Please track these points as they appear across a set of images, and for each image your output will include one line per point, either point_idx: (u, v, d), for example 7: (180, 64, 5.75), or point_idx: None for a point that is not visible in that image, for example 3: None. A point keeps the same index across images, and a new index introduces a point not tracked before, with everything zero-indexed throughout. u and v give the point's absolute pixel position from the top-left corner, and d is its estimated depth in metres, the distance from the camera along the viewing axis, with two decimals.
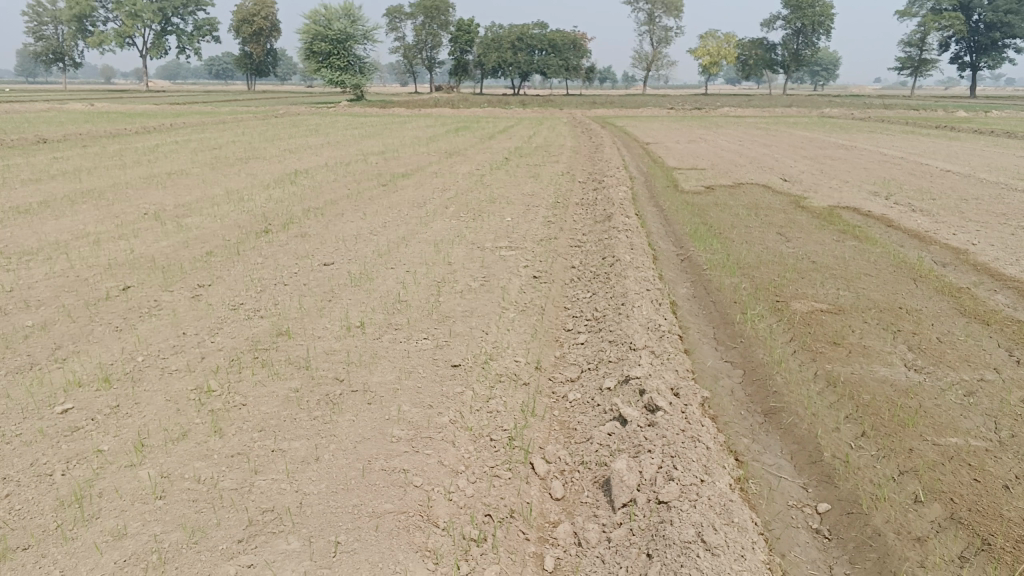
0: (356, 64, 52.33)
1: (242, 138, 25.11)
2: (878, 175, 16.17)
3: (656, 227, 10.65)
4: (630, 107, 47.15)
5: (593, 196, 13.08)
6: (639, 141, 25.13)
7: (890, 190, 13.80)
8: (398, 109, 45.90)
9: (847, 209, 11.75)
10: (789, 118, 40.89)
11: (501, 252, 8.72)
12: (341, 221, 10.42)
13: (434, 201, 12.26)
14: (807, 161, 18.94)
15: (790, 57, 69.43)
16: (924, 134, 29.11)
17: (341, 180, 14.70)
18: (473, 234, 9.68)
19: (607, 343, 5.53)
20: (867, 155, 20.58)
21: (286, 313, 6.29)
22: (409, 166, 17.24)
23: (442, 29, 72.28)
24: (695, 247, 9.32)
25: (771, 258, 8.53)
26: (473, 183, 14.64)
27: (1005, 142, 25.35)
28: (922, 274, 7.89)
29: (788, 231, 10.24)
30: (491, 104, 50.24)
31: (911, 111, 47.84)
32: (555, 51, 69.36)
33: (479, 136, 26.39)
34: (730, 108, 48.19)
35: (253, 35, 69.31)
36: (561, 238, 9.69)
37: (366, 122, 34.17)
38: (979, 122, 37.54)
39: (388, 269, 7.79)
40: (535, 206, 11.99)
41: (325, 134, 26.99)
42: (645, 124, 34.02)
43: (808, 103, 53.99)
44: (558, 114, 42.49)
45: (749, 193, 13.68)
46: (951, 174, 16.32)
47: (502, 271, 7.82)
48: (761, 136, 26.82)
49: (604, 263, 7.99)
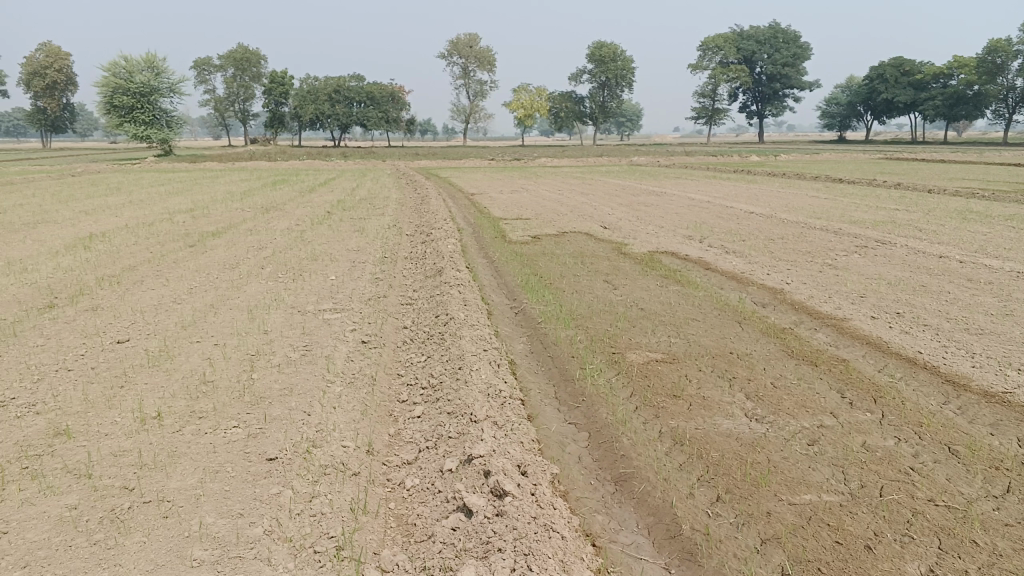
0: (162, 119, 49.57)
1: (30, 199, 22.82)
2: (691, 218, 16.87)
3: (486, 279, 10.38)
4: (452, 158, 47.64)
5: (420, 249, 12.68)
6: (464, 192, 25.16)
7: (705, 232, 14.38)
8: (211, 164, 43.85)
9: (668, 253, 12.04)
10: (604, 165, 42.74)
11: (324, 315, 8.08)
12: (141, 290, 9.37)
13: (248, 263, 11.38)
14: (624, 207, 19.54)
15: (599, 108, 73.11)
16: (725, 178, 31.11)
17: (143, 242, 13.45)
18: (292, 297, 8.97)
19: (445, 415, 5.06)
20: (678, 199, 21.57)
21: (67, 406, 5.34)
22: (221, 224, 16.13)
23: (255, 82, 70.26)
24: (527, 299, 9.09)
25: (603, 307, 8.43)
26: (293, 239, 13.86)
27: (797, 183, 27.58)
28: (747, 316, 8.03)
29: (615, 278, 10.28)
30: (311, 157, 49.11)
31: (710, 157, 51.40)
32: (373, 104, 69.16)
33: (298, 189, 25.47)
34: (548, 157, 49.74)
35: (44, 89, 64.25)
36: (389, 296, 9.18)
37: (175, 178, 32.24)
38: (771, 165, 40.87)
39: (195, 344, 6.96)
40: (359, 263, 11.40)
41: (128, 193, 25.03)
42: (467, 175, 34.24)
43: (619, 152, 56.86)
44: (380, 166, 42.02)
45: (574, 241, 13.78)
46: (755, 215, 17.31)
47: (326, 337, 7.19)
48: (580, 184, 27.67)
49: (436, 323, 7.56)
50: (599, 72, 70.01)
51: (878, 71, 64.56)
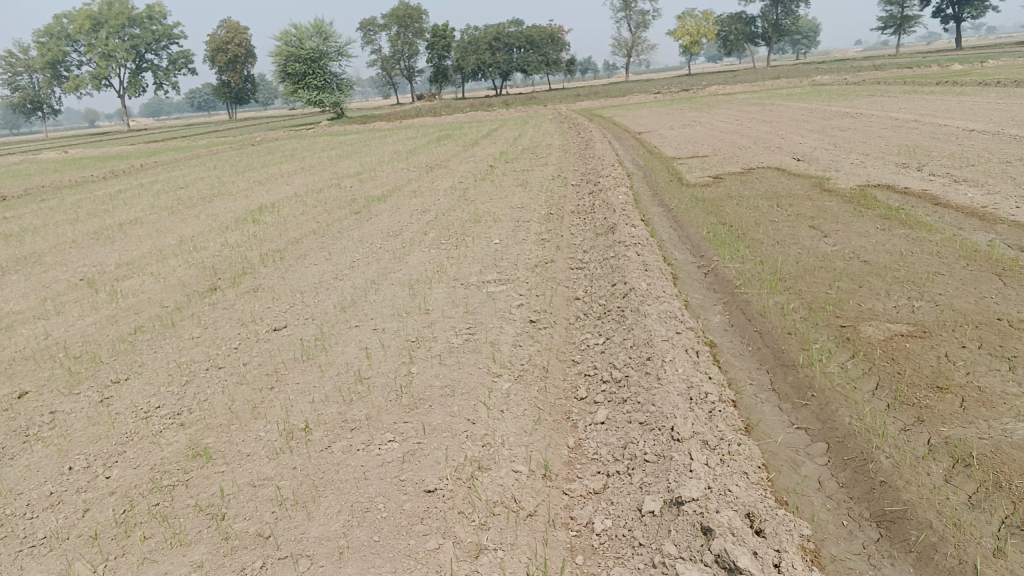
0: (332, 82, 50.89)
1: (213, 172, 23.73)
2: (898, 142, 14.72)
3: (667, 233, 9.18)
4: (616, 96, 45.81)
5: (589, 202, 11.64)
6: (631, 132, 23.70)
7: (920, 159, 12.35)
8: (379, 123, 44.59)
9: (880, 187, 10.30)
10: (781, 90, 39.49)
11: (488, 288, 7.24)
12: (304, 266, 8.95)
13: (411, 229, 10.78)
14: (816, 135, 17.48)
15: (770, 28, 68.09)
16: (927, 92, 27.64)
17: (310, 212, 13.24)
18: (455, 267, 8.21)
19: (635, 425, 4.03)
20: (877, 121, 19.14)
21: (211, 418, 4.79)
22: (386, 186, 15.79)
23: (417, 38, 70.94)
24: (718, 256, 7.83)
25: (814, 263, 7.05)
26: (456, 199, 13.22)
27: (1018, 91, 23.90)
28: (1005, 265, 6.43)
29: (822, 223, 8.77)
30: (473, 108, 48.86)
31: (904, 70, 46.53)
32: (532, 47, 68.00)
33: (462, 143, 25.03)
34: (718, 86, 46.82)
35: (227, 64, 67.96)
36: (559, 262, 8.21)
37: (345, 140, 32.82)
38: (979, 73, 36.08)
39: (352, 329, 6.32)
40: (525, 222, 10.52)
41: (300, 159, 25.53)
42: (634, 113, 32.52)
43: (796, 73, 52.65)
44: (542, 111, 41.03)
45: (764, 179, 12.22)
46: (979, 133, 14.85)
47: (489, 317, 6.32)
48: (758, 113, 25.43)
49: (614, 293, 6.50)
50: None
51: None
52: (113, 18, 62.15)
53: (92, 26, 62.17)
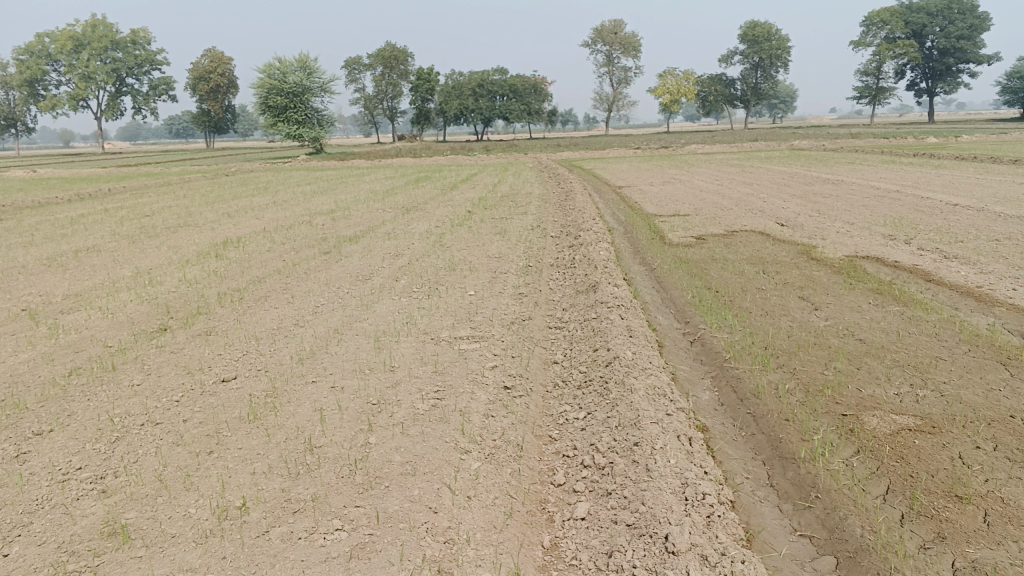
0: (313, 117, 50.57)
1: (183, 201, 23.10)
2: (882, 213, 14.56)
3: (650, 295, 8.76)
4: (597, 149, 45.97)
5: (569, 256, 11.24)
6: (612, 185, 23.54)
7: (905, 232, 12.15)
8: (358, 161, 44.27)
9: (869, 259, 10.01)
10: (761, 152, 39.85)
11: (459, 345, 6.72)
12: (263, 310, 8.38)
13: (382, 273, 10.28)
14: (798, 200, 17.32)
15: (749, 92, 69.31)
16: (904, 163, 27.91)
17: (278, 249, 12.68)
18: (425, 320, 7.69)
19: (622, 528, 3.52)
20: (858, 190, 19.08)
21: (137, 486, 4.19)
22: (359, 227, 15.29)
23: (401, 79, 71.20)
24: (705, 324, 7.42)
25: (807, 339, 6.64)
26: (431, 244, 12.76)
27: (995, 168, 24.12)
28: (1010, 352, 6.07)
29: (811, 294, 8.40)
30: (454, 152, 48.77)
31: (879, 140, 47.27)
32: (515, 96, 68.46)
33: (441, 186, 24.70)
34: (697, 145, 47.22)
35: (208, 93, 67.52)
36: (536, 319, 7.73)
37: (323, 176, 32.37)
38: (954, 147, 36.66)
39: (308, 385, 5.76)
40: (502, 274, 10.05)
41: (274, 193, 24.95)
42: (615, 167, 32.45)
43: (773, 136, 53.31)
44: (523, 159, 40.94)
45: (748, 243, 11.91)
46: (963, 208, 14.74)
47: (459, 380, 5.79)
48: (739, 175, 25.44)
49: (596, 360, 6.03)
50: (750, 54, 66.29)
51: None
52: (97, 41, 61.67)
53: (73, 47, 61.50)
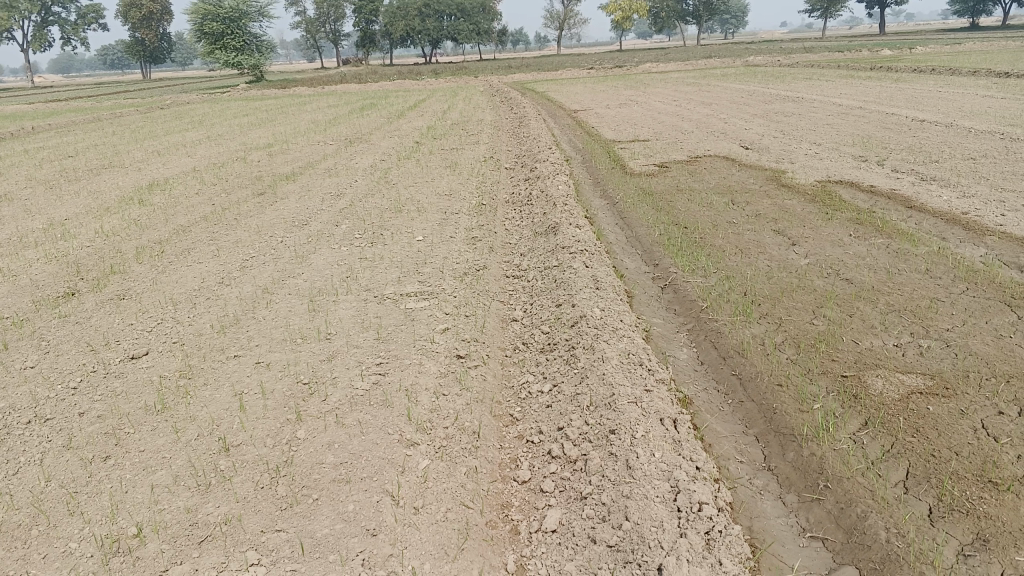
0: (252, 44, 48.15)
1: (112, 139, 21.62)
2: (848, 132, 13.99)
3: (614, 234, 8.06)
4: (549, 70, 44.65)
5: (525, 191, 10.47)
6: (567, 109, 22.61)
7: (876, 152, 11.59)
8: (302, 89, 42.40)
9: (843, 185, 9.42)
10: (717, 70, 39.05)
11: (405, 303, 5.98)
12: (186, 266, 7.52)
13: (321, 217, 9.42)
14: (760, 121, 16.66)
15: (701, 7, 67.97)
16: (864, 78, 27.40)
17: (209, 192, 11.68)
18: (367, 272, 6.92)
19: (603, 552, 2.87)
20: (820, 107, 18.50)
21: (6, 513, 3.42)
22: (299, 163, 14.26)
23: (344, 1, 68.20)
24: (677, 266, 6.75)
25: (789, 281, 6.02)
26: (376, 180, 11.89)
27: (956, 80, 23.68)
28: (1012, 290, 5.52)
29: (787, 227, 7.79)
30: (402, 76, 46.97)
31: (835, 53, 46.59)
32: (463, 16, 66.11)
33: (388, 115, 23.52)
34: (651, 63, 46.08)
35: (141, 20, 63.97)
36: (491, 268, 7.01)
37: (264, 107, 30.82)
38: (910, 59, 36.23)
39: (230, 365, 4.99)
40: (453, 214, 9.26)
41: (211, 127, 23.52)
42: (569, 88, 31.42)
43: (726, 52, 52.40)
44: (474, 83, 39.52)
45: (714, 169, 11.24)
46: (930, 125, 14.20)
47: (404, 348, 5.07)
48: (697, 94, 24.69)
49: (560, 319, 5.33)
50: None
51: None
52: None
53: None
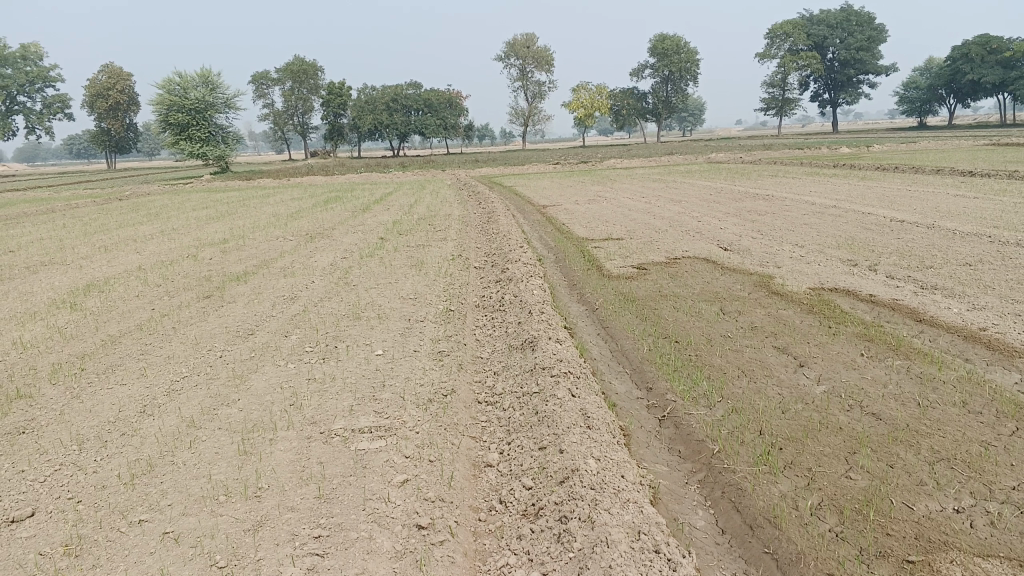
0: (217, 135, 47.69)
1: (59, 231, 20.54)
2: (829, 232, 13.52)
3: (598, 349, 7.18)
4: (515, 164, 44.75)
5: (495, 296, 9.65)
6: (535, 204, 22.12)
7: (864, 255, 11.03)
8: (266, 179, 41.87)
9: (840, 293, 8.75)
10: (682, 166, 39.37)
11: (358, 443, 4.99)
12: (104, 388, 6.47)
13: (270, 324, 8.46)
14: (736, 219, 16.18)
15: (662, 105, 69.72)
16: (830, 175, 27.53)
17: (149, 294, 10.64)
18: (315, 398, 5.93)
19: None
20: (794, 205, 18.17)
21: None
22: (253, 260, 13.35)
23: (312, 93, 68.72)
24: (674, 392, 5.88)
25: (810, 417, 5.18)
26: (334, 281, 11.00)
27: (923, 179, 23.75)
28: None
29: (791, 342, 7.02)
30: (368, 167, 46.75)
31: (795, 151, 47.46)
32: (430, 110, 66.79)
33: (351, 207, 22.84)
34: (617, 158, 46.43)
35: (106, 110, 63.59)
36: (460, 391, 6.05)
37: (225, 198, 30.06)
38: (870, 157, 36.85)
39: (130, 537, 3.94)
40: (418, 322, 8.37)
41: (165, 219, 22.52)
42: (536, 182, 31.23)
43: (688, 148, 53.24)
44: (440, 176, 39.36)
45: (696, 273, 10.56)
46: (912, 226, 13.77)
47: (352, 511, 4.06)
48: (667, 190, 24.46)
49: (545, 469, 4.38)
50: (662, 67, 66.59)
51: (964, 50, 60.10)
52: None
53: None
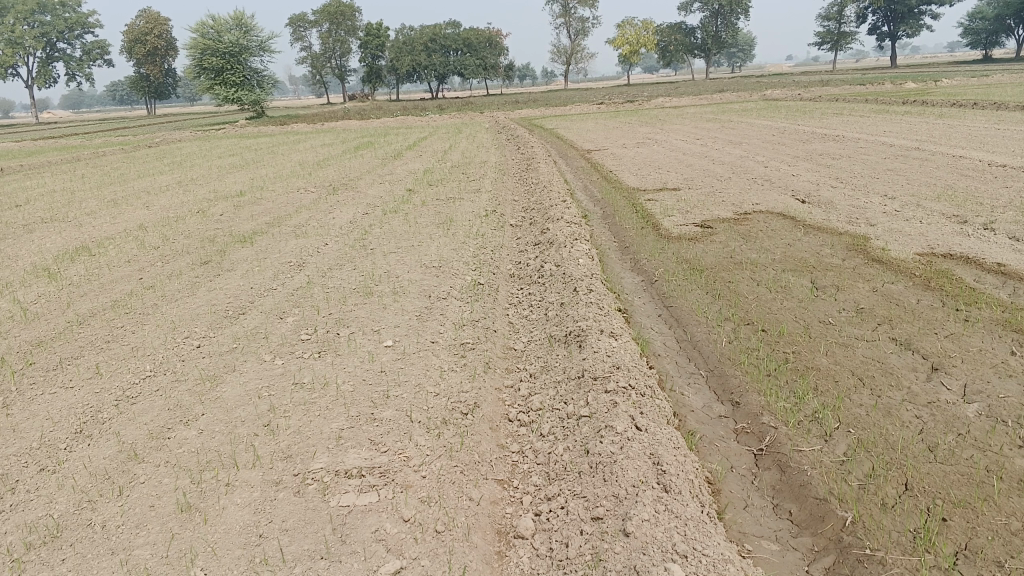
0: (253, 79, 46.32)
1: (79, 183, 19.46)
2: (920, 180, 11.73)
3: (662, 342, 5.70)
4: (558, 105, 42.71)
5: (535, 263, 8.19)
6: (580, 148, 20.46)
7: (971, 210, 9.32)
8: (301, 125, 40.55)
9: (958, 262, 7.11)
10: (736, 104, 37.06)
11: (341, 498, 3.62)
12: (44, 393, 5.18)
13: (268, 299, 7.13)
14: (806, 165, 14.40)
15: (710, 41, 66.46)
16: (902, 112, 25.27)
17: (142, 259, 9.37)
18: (298, 415, 4.55)
19: None
20: (869, 148, 16.25)
21: None
22: (268, 216, 12.04)
23: (349, 35, 66.75)
24: (770, 413, 4.38)
25: (976, 464, 3.66)
26: (352, 243, 9.62)
27: (1009, 116, 21.48)
28: None
29: (915, 333, 5.45)
30: (406, 111, 45.12)
31: (856, 87, 44.53)
32: (470, 50, 64.51)
33: (383, 154, 21.42)
34: (664, 97, 44.03)
35: (145, 56, 62.43)
36: (485, 404, 4.63)
37: (256, 145, 28.81)
38: (941, 93, 34.12)
39: None
40: (441, 297, 6.98)
41: (188, 169, 21.31)
42: (580, 125, 29.47)
43: (739, 86, 50.39)
44: (479, 119, 37.56)
45: (772, 232, 8.97)
46: (1017, 172, 11.89)
47: None
48: (723, 132, 22.55)
49: (602, 565, 2.94)
50: (711, 1, 63.25)
51: None
52: (20, 3, 56.32)
53: None
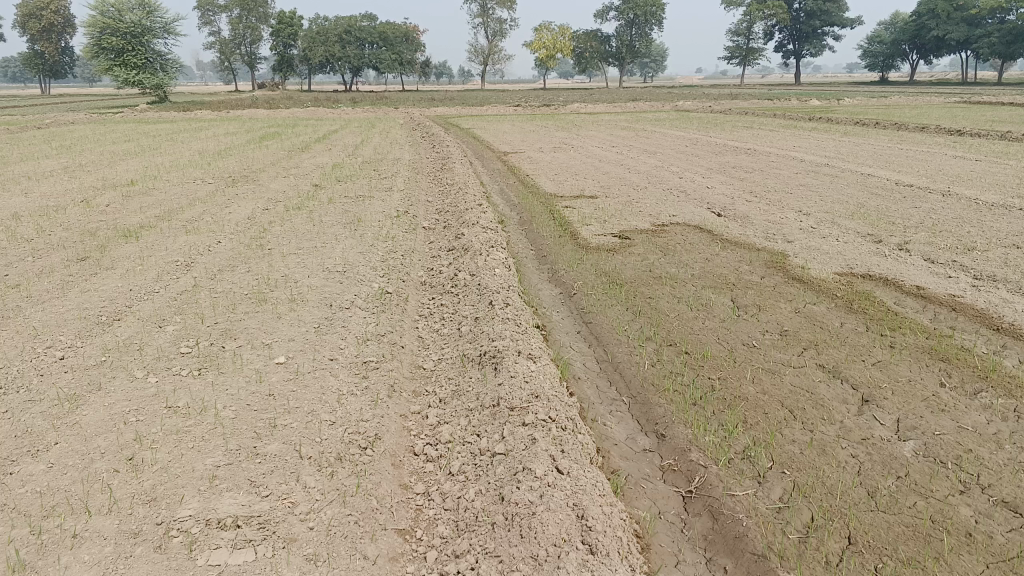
0: (155, 62, 44.10)
1: None
2: (832, 197, 11.78)
3: (581, 364, 5.31)
4: (474, 104, 42.24)
5: (447, 271, 7.70)
6: (496, 150, 20.06)
7: (885, 229, 9.32)
8: (205, 112, 38.83)
9: (878, 284, 6.99)
10: (651, 113, 37.41)
11: (211, 555, 3.05)
12: None
13: (149, 304, 6.41)
14: (721, 176, 14.38)
15: (625, 49, 67.29)
16: (810, 128, 25.87)
17: (10, 253, 8.43)
18: (167, 448, 3.93)
19: None
20: (782, 162, 16.40)
21: None
22: (160, 208, 11.15)
23: (261, 22, 64.58)
24: (699, 451, 4.02)
25: (922, 514, 3.37)
26: (250, 242, 8.92)
27: (911, 136, 22.20)
28: None
29: (843, 361, 5.21)
30: (318, 103, 43.81)
31: (763, 101, 45.71)
32: (386, 45, 63.36)
33: (291, 147, 20.50)
34: (579, 103, 44.12)
35: (39, 31, 58.84)
36: (387, 436, 4.12)
37: (156, 131, 27.30)
38: (845, 111, 35.27)
39: None
40: (344, 306, 6.41)
41: (76, 154, 19.85)
42: (496, 126, 29.11)
43: (652, 96, 51.03)
44: (394, 114, 36.75)
45: (692, 245, 8.74)
46: (924, 192, 12.09)
47: None
48: (638, 140, 22.55)
49: None
50: (626, 10, 64.03)
51: (931, 5, 58.43)
52: None
53: None
